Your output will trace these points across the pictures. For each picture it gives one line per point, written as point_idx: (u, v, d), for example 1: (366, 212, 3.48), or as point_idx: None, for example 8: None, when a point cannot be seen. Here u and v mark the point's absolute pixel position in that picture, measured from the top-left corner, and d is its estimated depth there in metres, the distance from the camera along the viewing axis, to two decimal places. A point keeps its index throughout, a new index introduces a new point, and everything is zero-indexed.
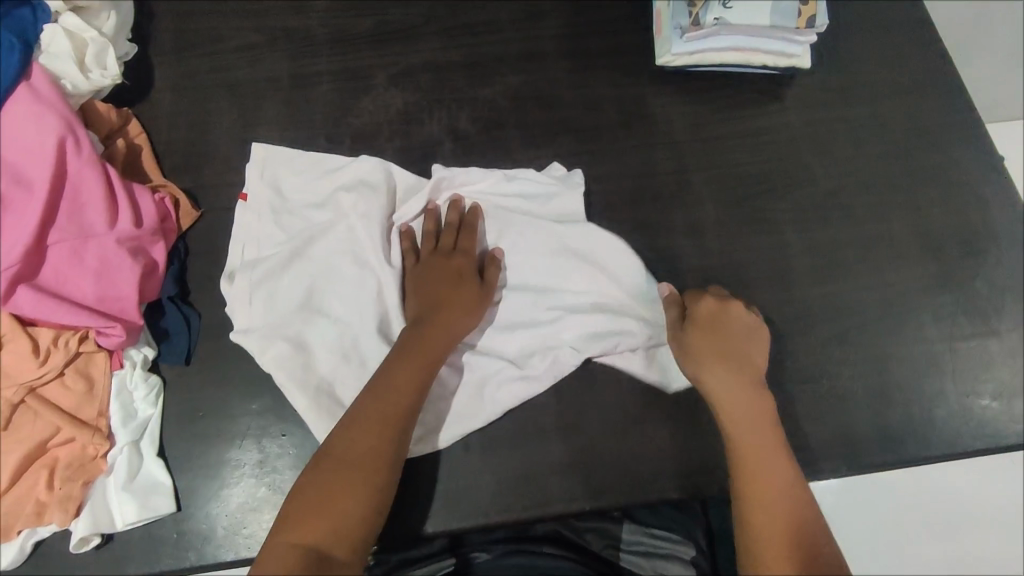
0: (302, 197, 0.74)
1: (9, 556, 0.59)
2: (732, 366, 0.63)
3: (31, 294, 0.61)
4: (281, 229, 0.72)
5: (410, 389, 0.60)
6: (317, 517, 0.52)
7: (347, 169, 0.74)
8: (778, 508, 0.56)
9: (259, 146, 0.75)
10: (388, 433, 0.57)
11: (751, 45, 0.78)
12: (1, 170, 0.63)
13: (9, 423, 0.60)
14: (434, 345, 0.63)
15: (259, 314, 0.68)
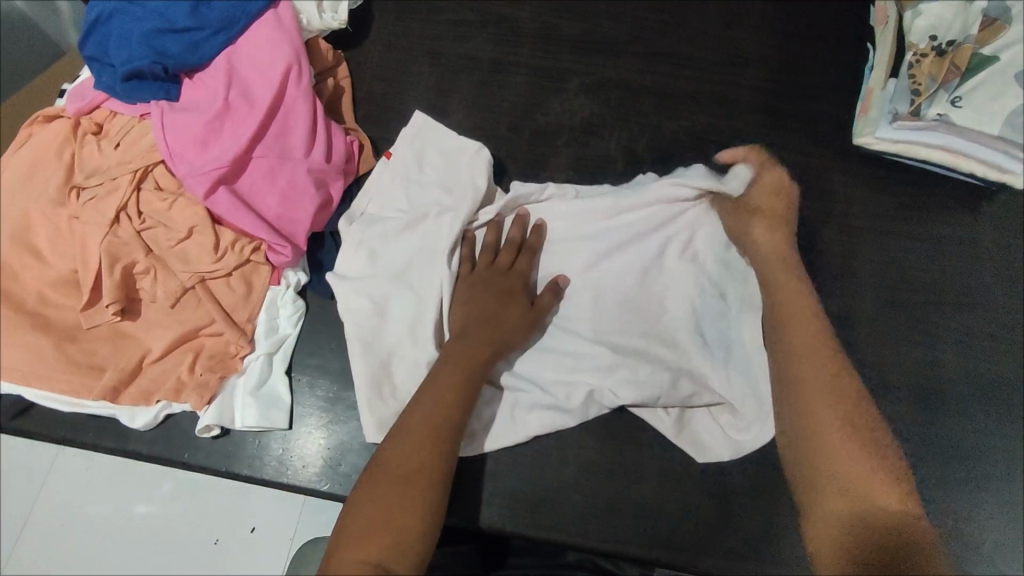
0: (435, 174, 0.75)
1: (144, 419, 0.65)
2: (777, 261, 0.70)
3: (226, 197, 0.67)
4: (405, 198, 0.74)
5: (452, 406, 0.60)
6: (375, 532, 0.52)
7: (481, 160, 0.74)
8: (828, 418, 0.61)
9: (421, 117, 0.78)
10: (439, 447, 0.58)
11: (967, 150, 0.74)
12: (235, 82, 0.70)
13: (176, 302, 0.67)
14: (480, 358, 0.63)
15: (359, 271, 0.71)
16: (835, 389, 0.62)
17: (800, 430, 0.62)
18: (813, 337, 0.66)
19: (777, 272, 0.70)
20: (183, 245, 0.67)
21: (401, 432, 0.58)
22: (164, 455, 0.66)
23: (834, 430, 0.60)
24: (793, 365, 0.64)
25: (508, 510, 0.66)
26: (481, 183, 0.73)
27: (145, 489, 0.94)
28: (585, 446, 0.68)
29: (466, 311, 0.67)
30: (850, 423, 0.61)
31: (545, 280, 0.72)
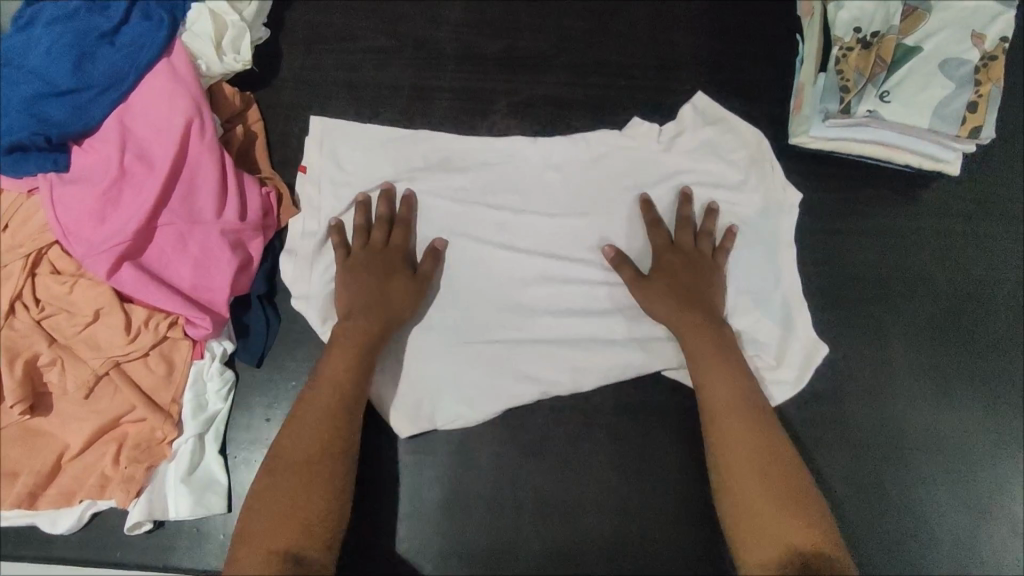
0: (366, 169, 0.73)
1: (68, 522, 0.61)
2: (682, 304, 0.66)
3: (132, 273, 0.62)
4: (339, 200, 0.72)
5: (348, 390, 0.61)
6: (278, 525, 0.54)
7: (423, 139, 0.74)
8: (747, 470, 0.58)
9: (319, 121, 0.74)
10: (336, 425, 0.60)
11: (898, 142, 0.73)
12: (130, 145, 0.65)
13: (90, 392, 0.62)
14: (365, 332, 0.64)
15: (318, 284, 0.69)
16: (748, 439, 0.59)
17: (716, 464, 0.60)
18: (726, 379, 0.63)
19: (669, 305, 0.67)
20: (91, 329, 0.62)
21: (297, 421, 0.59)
22: (97, 556, 0.62)
23: (750, 488, 0.57)
24: (706, 388, 0.63)
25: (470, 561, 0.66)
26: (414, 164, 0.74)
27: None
28: (543, 487, 0.67)
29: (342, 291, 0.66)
30: (769, 477, 0.57)
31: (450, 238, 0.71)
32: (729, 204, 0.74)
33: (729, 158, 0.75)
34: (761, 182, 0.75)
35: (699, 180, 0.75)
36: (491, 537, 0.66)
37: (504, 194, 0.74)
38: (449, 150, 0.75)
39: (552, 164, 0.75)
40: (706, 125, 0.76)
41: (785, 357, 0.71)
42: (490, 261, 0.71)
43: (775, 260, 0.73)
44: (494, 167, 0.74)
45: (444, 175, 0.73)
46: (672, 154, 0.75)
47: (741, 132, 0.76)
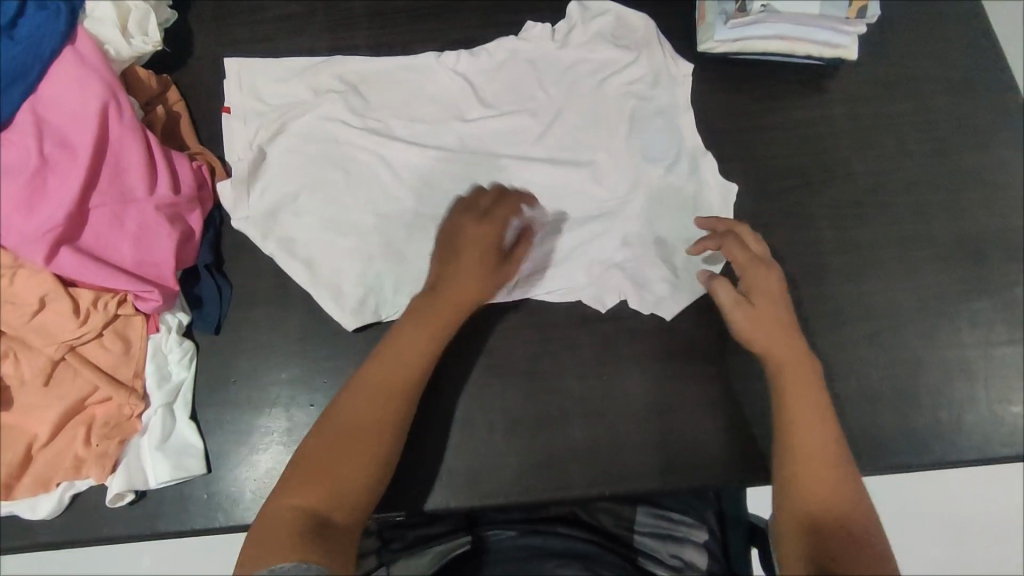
0: (284, 100, 0.78)
1: (48, 506, 0.62)
2: (770, 311, 0.65)
3: (71, 256, 0.62)
4: (262, 128, 0.76)
5: (404, 378, 0.60)
6: (314, 483, 0.56)
7: (333, 64, 0.79)
8: (820, 462, 0.59)
9: (234, 61, 0.78)
10: (393, 412, 0.59)
11: (796, 34, 0.77)
12: (47, 133, 0.64)
13: (50, 378, 0.62)
14: (452, 311, 0.63)
15: (254, 202, 0.73)
16: (829, 471, 0.59)
17: (790, 474, 0.60)
18: (811, 383, 0.62)
19: (767, 324, 0.64)
20: (40, 317, 0.62)
21: (344, 416, 0.59)
22: (84, 536, 0.63)
23: (823, 484, 0.58)
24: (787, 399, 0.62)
25: (450, 487, 0.66)
26: (330, 83, 0.78)
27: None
28: (510, 406, 0.68)
29: (437, 269, 0.65)
30: (841, 477, 0.59)
31: (407, 165, 0.76)
32: (632, 86, 0.79)
33: (622, 46, 0.80)
34: (654, 63, 0.79)
35: (596, 68, 0.80)
36: (467, 462, 0.66)
37: (415, 104, 0.78)
38: (359, 70, 0.79)
39: (458, 73, 0.80)
40: (598, 17, 0.81)
41: (695, 209, 0.75)
42: (413, 161, 0.76)
43: (677, 130, 0.78)
44: (403, 81, 0.79)
45: (356, 91, 0.78)
46: (568, 48, 0.80)
47: (633, 21, 0.81)
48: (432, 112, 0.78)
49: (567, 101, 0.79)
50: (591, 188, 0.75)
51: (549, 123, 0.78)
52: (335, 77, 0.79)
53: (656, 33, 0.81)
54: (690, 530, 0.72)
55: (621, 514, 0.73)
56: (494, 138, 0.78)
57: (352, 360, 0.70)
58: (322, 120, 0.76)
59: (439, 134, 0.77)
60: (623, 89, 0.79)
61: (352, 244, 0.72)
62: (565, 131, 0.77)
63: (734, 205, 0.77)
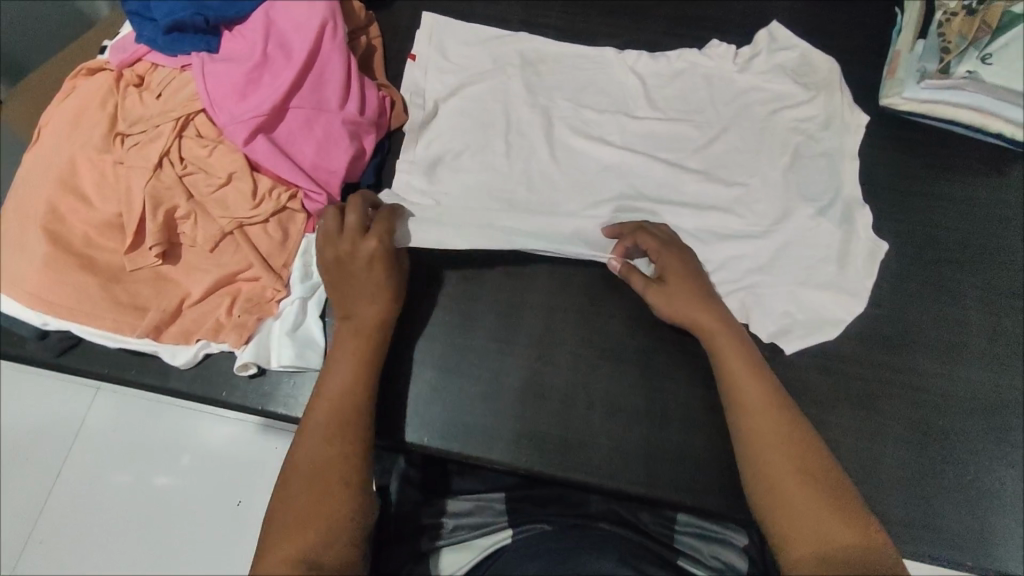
0: (467, 61, 0.82)
1: (184, 357, 0.68)
2: (687, 290, 0.65)
3: (265, 144, 0.69)
4: (441, 85, 0.81)
5: (346, 416, 0.59)
6: (298, 530, 0.53)
7: (518, 40, 0.83)
8: (768, 416, 0.57)
9: (429, 18, 0.83)
10: (342, 443, 0.58)
11: (993, 108, 0.75)
12: (272, 34, 0.71)
13: (216, 247, 0.69)
14: (368, 343, 0.64)
15: (419, 151, 0.77)
16: (796, 471, 0.54)
17: (754, 482, 0.55)
18: (755, 374, 0.60)
19: (688, 303, 0.65)
20: (223, 191, 0.69)
21: (301, 458, 0.57)
22: (205, 392, 0.69)
23: (791, 463, 0.55)
24: (738, 401, 0.59)
25: (536, 451, 0.67)
26: (512, 55, 0.82)
27: (163, 462, 0.96)
28: (611, 392, 0.69)
29: (361, 307, 0.64)
30: (815, 481, 0.54)
31: (566, 144, 0.78)
32: (802, 123, 0.78)
33: (800, 82, 0.80)
34: (830, 106, 0.79)
35: (768, 97, 0.80)
36: (557, 432, 0.67)
37: (587, 91, 0.81)
38: (539, 50, 0.83)
39: (634, 72, 0.82)
40: (782, 50, 0.81)
41: (847, 257, 0.73)
42: (572, 144, 0.78)
43: (839, 174, 0.76)
44: (579, 67, 0.82)
45: (532, 70, 0.81)
46: (747, 73, 0.81)
47: (816, 63, 0.80)
48: (602, 101, 0.80)
49: (737, 122, 0.79)
50: (738, 210, 0.75)
51: (713, 136, 0.78)
52: (517, 50, 0.83)
53: (839, 75, 0.80)
54: (730, 534, 0.71)
55: (658, 515, 0.71)
56: (652, 139, 0.79)
57: (473, 307, 0.72)
58: (498, 88, 0.80)
59: (603, 124, 0.79)
60: (792, 124, 0.78)
61: (500, 207, 0.75)
62: (726, 150, 0.78)
63: (881, 262, 0.74)
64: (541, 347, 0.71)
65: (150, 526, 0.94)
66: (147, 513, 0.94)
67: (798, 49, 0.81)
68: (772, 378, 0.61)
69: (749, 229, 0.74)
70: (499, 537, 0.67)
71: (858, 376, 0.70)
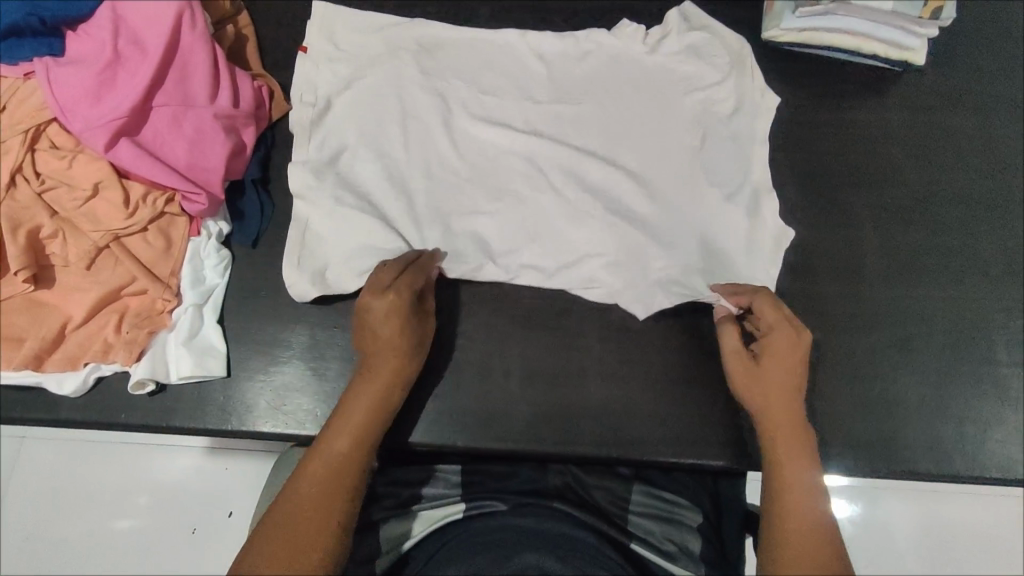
0: (361, 52, 0.75)
1: (72, 384, 0.63)
2: (784, 366, 0.61)
3: (129, 148, 0.64)
4: (334, 79, 0.74)
5: (337, 502, 0.54)
6: (270, 567, 0.50)
7: (412, 25, 0.76)
8: (809, 487, 0.57)
9: (319, 5, 0.75)
10: (339, 489, 0.54)
11: (862, 30, 0.76)
12: (123, 30, 0.67)
13: (92, 263, 0.64)
14: (390, 386, 0.59)
15: (311, 153, 0.71)
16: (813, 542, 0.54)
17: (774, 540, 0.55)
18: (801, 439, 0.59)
19: (778, 373, 0.61)
20: (91, 204, 0.64)
21: (294, 497, 0.53)
22: (103, 418, 0.65)
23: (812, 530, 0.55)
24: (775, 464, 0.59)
25: (459, 426, 0.66)
26: (410, 43, 0.75)
27: (107, 501, 0.90)
28: (528, 356, 0.68)
29: (394, 347, 0.60)
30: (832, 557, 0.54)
31: (453, 123, 0.73)
32: (713, 105, 0.74)
33: (712, 62, 0.74)
34: (741, 88, 0.74)
35: (679, 80, 0.75)
36: (478, 404, 0.66)
37: (489, 80, 0.75)
38: (438, 36, 0.76)
39: (537, 52, 0.76)
40: (695, 29, 0.75)
41: (758, 210, 0.72)
42: (469, 131, 0.73)
43: (751, 148, 0.73)
44: (477, 55, 0.76)
45: (430, 58, 0.75)
46: (658, 54, 0.75)
47: (728, 40, 0.75)
48: (495, 70, 0.75)
49: (633, 81, 0.75)
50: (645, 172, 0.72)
51: (606, 90, 0.75)
52: (416, 37, 0.76)
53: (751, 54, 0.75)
54: (683, 511, 0.71)
55: (612, 490, 0.71)
56: (541, 106, 0.74)
57: None
58: (393, 80, 0.73)
59: (497, 98, 0.74)
60: (702, 107, 0.74)
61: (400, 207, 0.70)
62: (622, 107, 0.74)
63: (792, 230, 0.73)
64: (453, 322, 0.69)
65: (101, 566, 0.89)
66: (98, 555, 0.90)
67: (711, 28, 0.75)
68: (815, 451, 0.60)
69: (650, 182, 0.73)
70: (449, 510, 0.67)
71: None
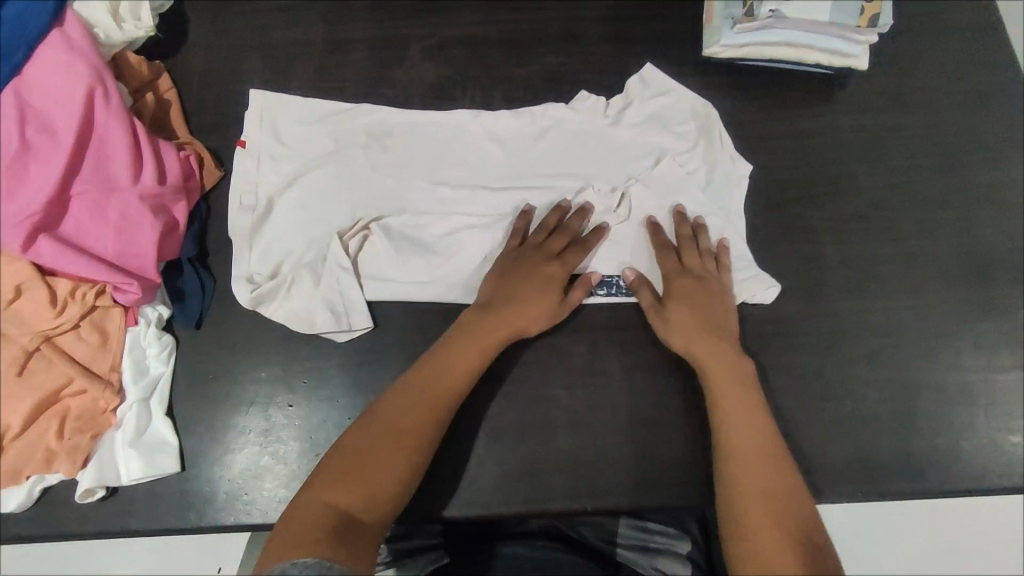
0: (305, 144, 0.73)
1: (17, 499, 0.60)
2: (697, 329, 0.64)
3: (50, 244, 0.61)
4: (278, 176, 0.72)
5: (421, 440, 0.56)
6: (348, 479, 0.52)
7: (359, 113, 0.74)
8: (763, 449, 0.57)
9: (257, 95, 0.74)
10: (425, 428, 0.57)
11: (802, 41, 0.75)
12: (29, 116, 0.62)
13: (23, 369, 0.61)
14: (488, 337, 0.62)
15: (257, 260, 0.69)
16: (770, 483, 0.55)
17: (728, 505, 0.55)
18: (741, 383, 0.61)
19: (691, 330, 0.64)
20: (15, 306, 0.61)
21: (375, 424, 0.56)
22: (54, 530, 0.62)
23: (762, 471, 0.56)
24: (724, 429, 0.60)
25: (428, 495, 0.64)
26: (353, 127, 0.74)
27: None
28: (493, 414, 0.66)
29: (525, 283, 0.65)
30: (792, 508, 0.53)
31: (405, 181, 0.72)
32: (688, 172, 0.73)
33: (679, 132, 0.75)
34: (710, 157, 0.74)
35: (646, 149, 0.74)
36: (445, 471, 0.64)
37: (446, 159, 0.73)
38: (388, 121, 0.74)
39: (492, 131, 0.75)
40: (657, 96, 0.76)
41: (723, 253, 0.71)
42: (420, 193, 0.72)
43: (725, 201, 0.74)
44: (432, 138, 0.74)
45: (380, 146, 0.73)
46: (620, 125, 0.75)
47: (692, 108, 0.76)
48: (442, 126, 0.74)
49: (586, 127, 0.75)
50: (608, 236, 0.71)
51: (554, 134, 0.75)
52: (361, 120, 0.74)
53: (716, 118, 0.76)
54: (673, 542, 0.71)
55: (602, 528, 0.72)
56: (494, 162, 0.74)
57: (334, 362, 0.67)
58: (337, 170, 0.71)
59: (450, 157, 0.73)
60: (676, 175, 0.72)
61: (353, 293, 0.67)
62: (568, 152, 0.74)
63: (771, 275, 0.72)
64: None
65: None
66: None
67: (672, 87, 0.76)
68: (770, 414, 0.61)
69: (608, 228, 0.71)
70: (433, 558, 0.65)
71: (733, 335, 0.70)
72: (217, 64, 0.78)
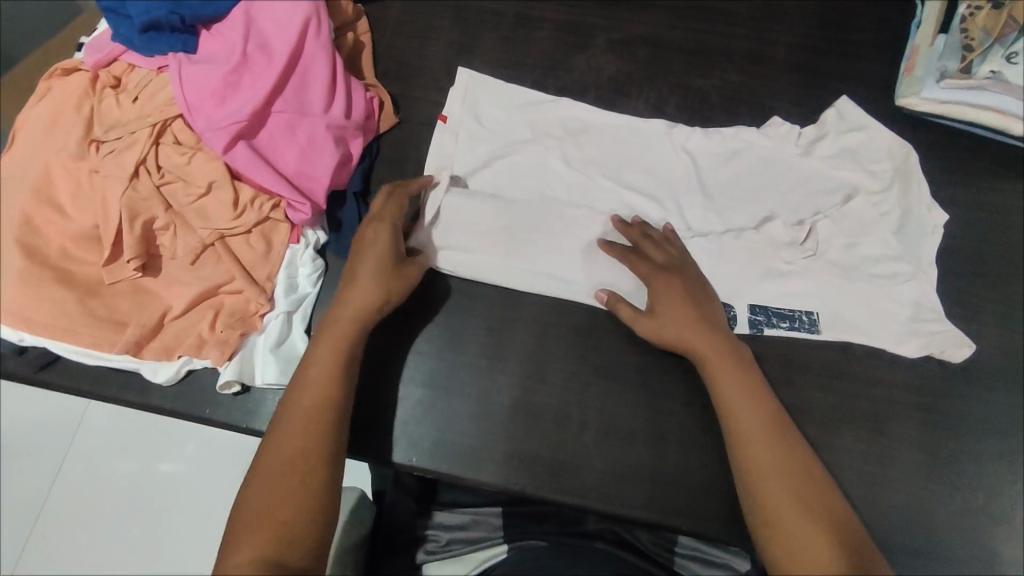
0: (501, 127, 0.75)
1: (166, 374, 0.65)
2: (696, 330, 0.63)
3: (245, 151, 0.66)
4: (471, 152, 0.74)
5: (317, 456, 0.55)
6: (262, 525, 0.52)
7: (557, 106, 0.76)
8: (772, 445, 0.57)
9: (465, 75, 0.77)
10: (322, 440, 0.56)
11: (1015, 111, 0.71)
12: (253, 33, 0.68)
13: (196, 259, 0.66)
14: (347, 332, 0.61)
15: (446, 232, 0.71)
16: (798, 488, 0.54)
17: (756, 516, 0.55)
18: (740, 379, 0.60)
19: (694, 326, 0.63)
20: (202, 201, 0.66)
21: (275, 456, 0.55)
22: (188, 410, 0.67)
23: (785, 483, 0.55)
24: (743, 440, 0.57)
25: (527, 472, 0.64)
26: (547, 120, 0.76)
27: (167, 450, 0.98)
28: (607, 411, 0.66)
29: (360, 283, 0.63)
30: (815, 518, 0.53)
31: (584, 166, 0.74)
32: (882, 215, 0.71)
33: (872, 169, 0.73)
34: (905, 201, 0.72)
35: (837, 184, 0.73)
36: (549, 453, 0.65)
37: (631, 156, 0.75)
38: (580, 117, 0.76)
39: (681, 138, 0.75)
40: (853, 131, 0.74)
41: (899, 304, 0.69)
42: (590, 181, 0.73)
43: (918, 250, 0.71)
44: (616, 136, 0.75)
45: (572, 141, 0.75)
46: (812, 155, 0.74)
47: (890, 147, 0.74)
48: (634, 126, 0.76)
49: (779, 153, 0.74)
50: (794, 270, 0.70)
51: (744, 155, 0.75)
52: (558, 113, 0.76)
53: (918, 163, 0.74)
54: (731, 558, 0.70)
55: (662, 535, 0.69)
56: (678, 166, 0.74)
57: (464, 322, 0.70)
58: (529, 158, 0.74)
59: (634, 154, 0.75)
60: (866, 214, 0.71)
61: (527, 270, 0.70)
62: (756, 179, 0.74)
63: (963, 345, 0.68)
64: (532, 364, 0.68)
65: (145, 521, 0.96)
66: (141, 510, 0.96)
67: (873, 127, 0.74)
68: (773, 409, 0.59)
69: (793, 262, 0.70)
70: (493, 553, 0.67)
71: (868, 396, 0.66)
72: (413, 18, 0.81)
